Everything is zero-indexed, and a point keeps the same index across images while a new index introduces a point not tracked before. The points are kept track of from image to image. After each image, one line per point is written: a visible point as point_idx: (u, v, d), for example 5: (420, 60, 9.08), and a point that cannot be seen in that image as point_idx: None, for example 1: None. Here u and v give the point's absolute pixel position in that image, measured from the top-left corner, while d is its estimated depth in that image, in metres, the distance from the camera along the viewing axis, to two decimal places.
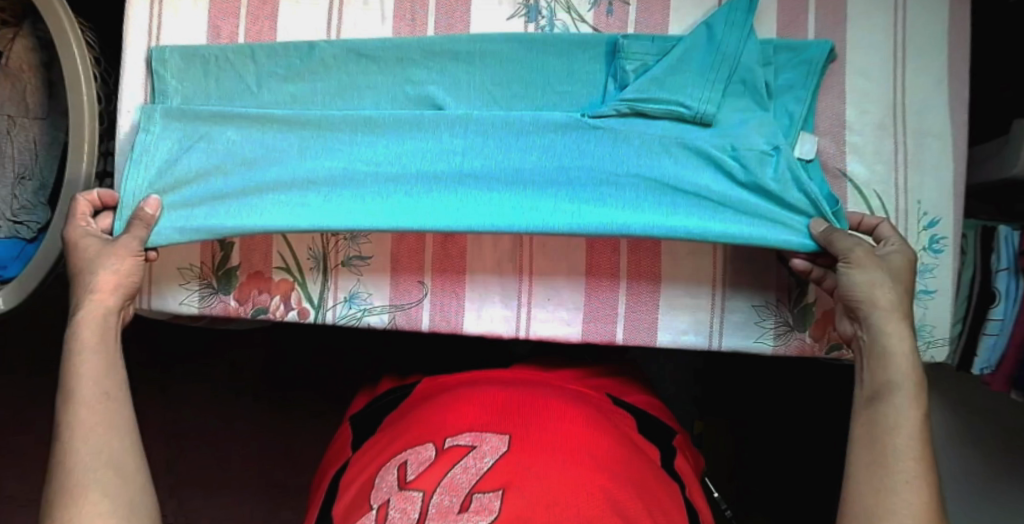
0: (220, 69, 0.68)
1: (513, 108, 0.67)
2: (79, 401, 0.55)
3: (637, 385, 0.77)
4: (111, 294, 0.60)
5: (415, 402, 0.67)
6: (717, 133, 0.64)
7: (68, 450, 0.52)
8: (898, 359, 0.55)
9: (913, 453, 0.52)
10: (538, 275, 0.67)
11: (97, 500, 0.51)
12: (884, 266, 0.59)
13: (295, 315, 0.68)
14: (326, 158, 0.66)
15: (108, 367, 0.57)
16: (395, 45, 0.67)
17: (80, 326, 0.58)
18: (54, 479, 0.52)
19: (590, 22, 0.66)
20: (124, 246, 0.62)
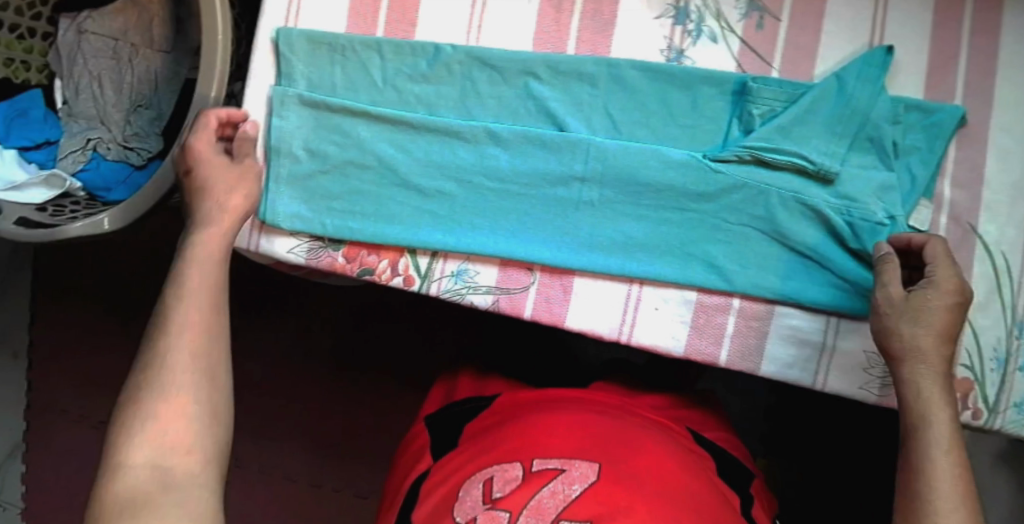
0: (348, 60, 0.66)
1: (634, 137, 0.65)
2: (184, 302, 0.54)
3: (714, 423, 0.75)
4: (231, 216, 0.60)
5: (503, 412, 0.64)
6: (836, 193, 0.64)
7: (166, 344, 0.52)
8: (927, 395, 0.55)
9: (952, 497, 0.50)
10: (648, 284, 0.67)
11: (193, 392, 0.51)
12: (920, 303, 0.58)
13: (400, 281, 0.68)
14: (450, 165, 0.66)
15: (218, 273, 0.57)
16: (522, 57, 0.65)
17: (199, 235, 0.58)
18: (144, 365, 0.51)
19: (739, 34, 0.64)
20: (246, 173, 0.63)
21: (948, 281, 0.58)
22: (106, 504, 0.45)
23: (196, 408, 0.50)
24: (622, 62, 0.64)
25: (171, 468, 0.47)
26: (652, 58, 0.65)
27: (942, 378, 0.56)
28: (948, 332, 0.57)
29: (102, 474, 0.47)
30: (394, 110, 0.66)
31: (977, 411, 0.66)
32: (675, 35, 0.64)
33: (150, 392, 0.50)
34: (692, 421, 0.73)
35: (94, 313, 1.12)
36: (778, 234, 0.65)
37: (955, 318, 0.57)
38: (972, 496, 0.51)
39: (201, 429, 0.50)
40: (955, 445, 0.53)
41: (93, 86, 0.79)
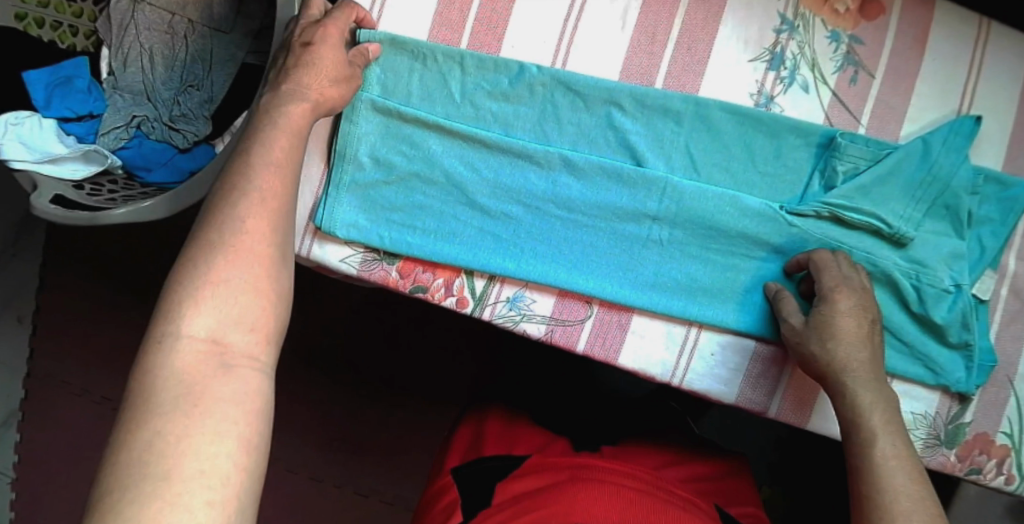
0: (426, 67, 0.63)
1: (712, 180, 0.63)
2: (262, 171, 0.48)
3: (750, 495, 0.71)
4: (326, 102, 0.55)
5: (535, 479, 0.62)
6: (908, 256, 0.63)
7: (237, 208, 0.45)
8: (867, 412, 0.55)
9: (909, 501, 0.49)
10: (708, 328, 0.65)
11: (261, 270, 0.45)
12: (822, 320, 0.58)
13: (453, 301, 0.65)
14: (517, 188, 0.63)
15: (295, 148, 0.51)
16: (606, 86, 0.62)
17: (285, 105, 0.52)
18: (208, 225, 0.45)
19: (831, 86, 0.63)
20: (354, 77, 0.58)
21: (845, 285, 0.58)
22: (154, 375, 0.40)
23: (264, 286, 0.44)
24: (709, 102, 0.62)
25: (230, 351, 0.42)
26: (741, 101, 0.63)
27: (882, 388, 0.56)
28: (863, 340, 0.57)
29: (150, 335, 0.42)
30: (466, 124, 0.63)
31: (1010, 477, 0.66)
32: (767, 80, 0.63)
33: (215, 256, 0.44)
34: (723, 494, 0.70)
35: (104, 285, 1.09)
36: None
37: (864, 323, 0.58)
38: (929, 498, 0.50)
39: (264, 311, 0.44)
40: (906, 448, 0.53)
41: (143, 60, 0.76)
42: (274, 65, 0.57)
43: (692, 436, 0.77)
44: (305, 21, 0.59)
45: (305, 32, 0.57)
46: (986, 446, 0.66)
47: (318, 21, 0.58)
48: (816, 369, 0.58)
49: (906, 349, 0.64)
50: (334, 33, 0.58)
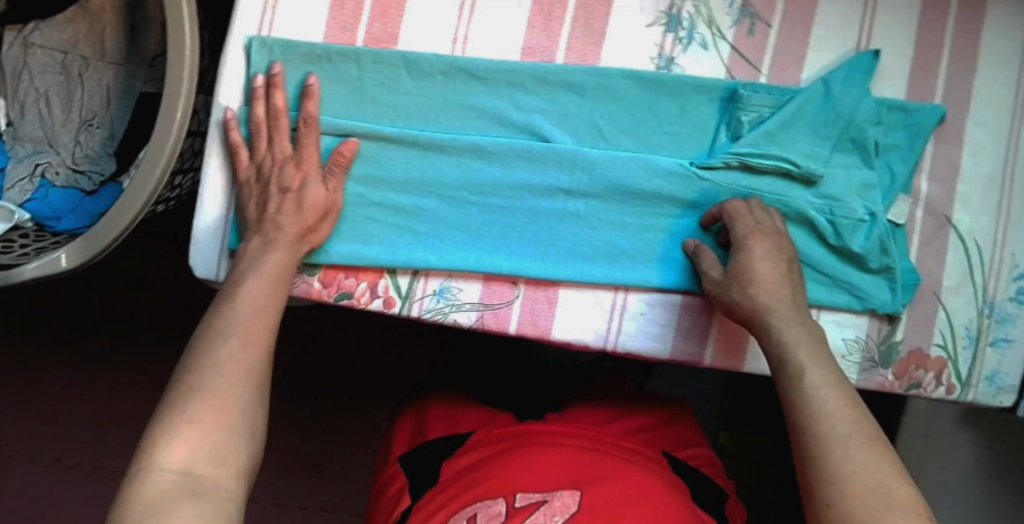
0: (325, 74, 0.65)
1: (621, 145, 0.65)
2: (241, 316, 0.55)
3: (691, 439, 0.81)
4: (309, 243, 0.63)
5: (480, 453, 0.67)
6: (819, 193, 0.65)
7: (218, 351, 0.52)
8: (791, 349, 0.55)
9: (845, 423, 0.49)
10: (634, 289, 0.67)
11: (231, 404, 0.50)
12: (738, 266, 0.60)
13: (380, 303, 0.67)
14: (433, 181, 0.65)
15: (274, 296, 0.58)
16: (508, 69, 0.64)
17: (263, 256, 0.60)
18: (191, 366, 0.52)
19: (730, 41, 0.64)
20: (331, 213, 0.64)
21: (764, 234, 0.61)
22: (132, 498, 0.44)
23: (231, 418, 0.50)
24: (610, 71, 0.64)
25: (200, 482, 0.46)
26: (643, 65, 0.64)
27: (802, 324, 0.57)
28: (781, 284, 0.60)
29: (132, 468, 0.46)
30: (372, 123, 0.65)
31: (950, 386, 0.70)
32: (666, 42, 0.64)
33: (195, 394, 0.50)
34: (666, 441, 0.79)
35: (49, 326, 1.07)
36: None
37: (783, 269, 0.60)
38: (859, 414, 0.50)
39: (230, 441, 0.49)
40: (829, 370, 0.53)
41: (40, 106, 0.74)
42: (250, 200, 0.64)
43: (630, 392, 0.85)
44: (281, 153, 0.63)
45: (284, 170, 0.62)
46: (921, 361, 0.70)
47: (296, 160, 0.63)
48: (740, 316, 0.60)
49: (826, 281, 0.67)
50: (310, 170, 0.63)
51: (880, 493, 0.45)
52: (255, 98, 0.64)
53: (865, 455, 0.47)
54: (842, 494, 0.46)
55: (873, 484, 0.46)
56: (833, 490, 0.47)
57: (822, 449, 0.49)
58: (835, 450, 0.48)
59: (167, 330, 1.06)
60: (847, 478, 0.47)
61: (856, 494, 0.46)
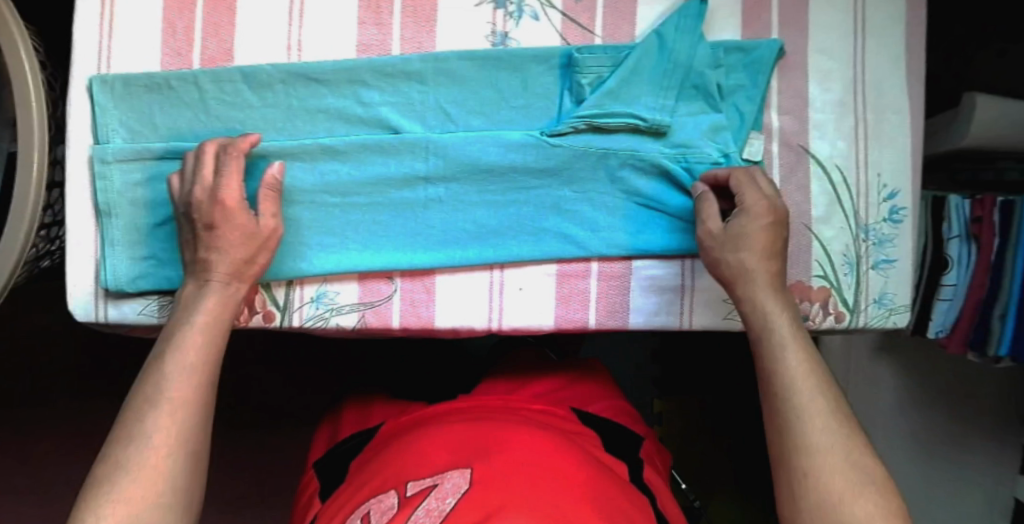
0: (168, 99, 0.65)
1: (470, 125, 0.66)
2: (172, 378, 0.53)
3: (601, 393, 0.83)
4: (247, 278, 0.61)
5: (378, 449, 0.67)
6: (670, 143, 0.67)
7: (146, 420, 0.51)
8: (777, 326, 0.57)
9: (828, 414, 0.52)
10: (508, 266, 0.69)
11: (163, 478, 0.50)
12: (738, 232, 0.61)
13: (260, 318, 0.68)
14: (292, 189, 0.66)
15: (211, 347, 0.57)
16: (345, 67, 0.64)
17: (199, 306, 0.58)
18: (120, 437, 0.51)
19: (559, 7, 0.66)
20: (265, 242, 0.61)
21: (762, 205, 0.61)
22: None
23: (161, 493, 0.49)
24: (447, 55, 0.65)
25: None
26: (478, 43, 0.65)
27: (783, 297, 0.59)
28: (770, 256, 0.60)
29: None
30: (221, 141, 0.65)
31: (838, 314, 0.72)
32: (497, 19, 0.65)
33: (123, 470, 0.49)
34: (576, 398, 0.80)
35: None
36: (649, 200, 0.68)
37: (773, 237, 0.61)
38: (834, 396, 0.53)
39: (160, 516, 0.49)
40: (805, 349, 0.56)
41: None
42: (184, 240, 0.62)
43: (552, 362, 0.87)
44: (201, 190, 0.60)
45: (205, 208, 0.60)
46: (804, 293, 0.71)
47: (213, 194, 0.59)
48: (722, 276, 0.61)
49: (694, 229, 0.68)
50: (232, 205, 0.60)
51: (851, 476, 0.50)
52: (202, 152, 0.61)
53: (848, 449, 0.51)
54: (820, 473, 0.50)
55: (843, 469, 0.50)
56: (812, 470, 0.51)
57: (800, 429, 0.52)
58: (812, 432, 0.52)
59: (104, 381, 1.09)
60: (823, 460, 0.51)
61: (832, 475, 0.50)
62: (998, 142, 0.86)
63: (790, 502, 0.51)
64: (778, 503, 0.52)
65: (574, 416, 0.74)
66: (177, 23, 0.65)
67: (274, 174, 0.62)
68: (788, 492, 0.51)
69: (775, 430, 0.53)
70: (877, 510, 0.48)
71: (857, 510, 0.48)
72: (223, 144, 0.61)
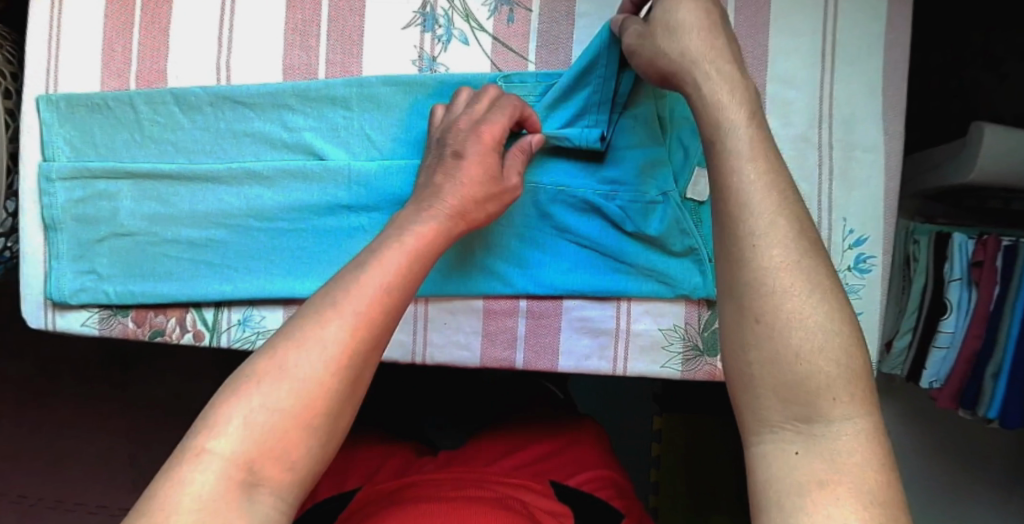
0: (107, 118, 0.66)
1: (394, 154, 0.64)
2: (363, 288, 0.47)
3: (598, 461, 0.66)
4: (464, 223, 0.55)
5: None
6: (603, 178, 0.64)
7: (325, 329, 0.45)
8: (730, 135, 0.47)
9: (793, 256, 0.43)
10: (434, 301, 0.66)
11: (319, 396, 0.43)
12: (664, 15, 0.53)
13: (190, 337, 0.67)
14: (216, 210, 0.65)
15: (415, 269, 0.50)
16: (270, 91, 0.64)
17: (410, 224, 0.52)
18: (292, 337, 0.45)
19: (490, 31, 0.64)
20: (501, 194, 0.57)
21: None
22: (178, 490, 0.40)
23: (313, 410, 0.43)
24: (371, 80, 0.63)
25: (261, 483, 0.42)
26: (405, 68, 0.64)
27: (733, 76, 0.50)
28: (713, 36, 0.51)
29: (186, 437, 0.42)
30: (155, 162, 0.66)
31: None
32: (425, 42, 0.64)
33: (287, 375, 0.43)
34: (564, 469, 0.64)
35: None
36: (582, 238, 0.64)
37: (709, 15, 0.52)
38: (803, 224, 0.44)
39: (305, 437, 0.43)
40: (766, 161, 0.46)
41: None
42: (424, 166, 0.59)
43: (557, 405, 0.75)
44: (466, 118, 0.58)
45: (461, 137, 0.57)
46: None
47: (475, 124, 0.57)
48: (666, 70, 0.52)
49: (629, 270, 0.64)
50: (487, 142, 0.56)
51: (821, 325, 0.42)
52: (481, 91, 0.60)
53: (817, 302, 0.42)
54: (782, 318, 0.42)
55: (812, 318, 0.42)
56: (773, 314, 0.42)
57: (757, 261, 0.43)
58: (776, 271, 0.43)
59: (70, 388, 1.07)
60: (789, 304, 0.42)
61: (798, 323, 0.42)
62: (1006, 178, 0.78)
63: (740, 350, 0.43)
64: (724, 348, 0.44)
65: (553, 492, 0.58)
66: (116, 45, 0.66)
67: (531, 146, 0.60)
68: (738, 336, 0.43)
69: (728, 263, 0.44)
70: (841, 365, 0.41)
71: (817, 366, 0.41)
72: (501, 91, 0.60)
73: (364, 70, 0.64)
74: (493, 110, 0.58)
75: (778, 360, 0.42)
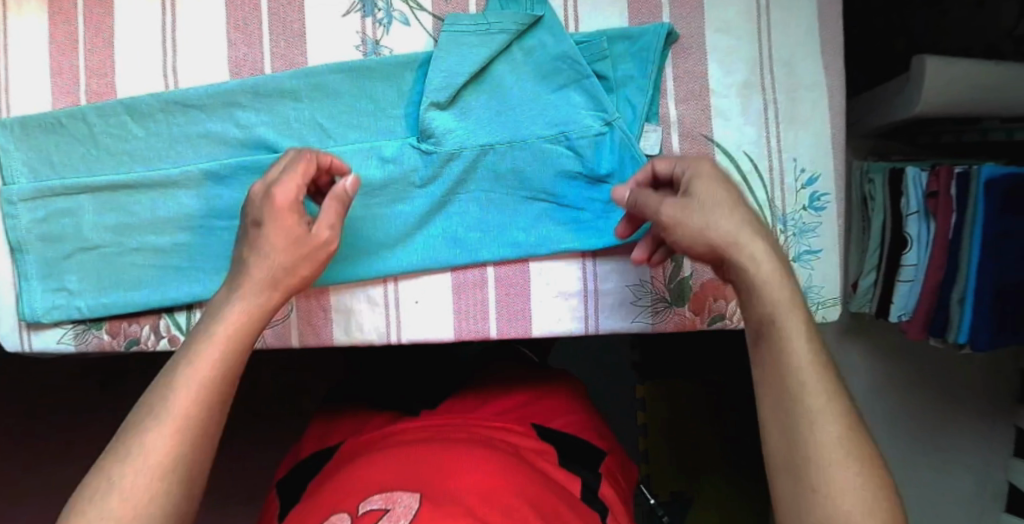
0: (61, 136, 0.66)
1: (347, 139, 0.65)
2: (179, 394, 0.49)
3: (574, 403, 0.70)
4: (280, 291, 0.56)
5: (323, 475, 0.57)
6: (549, 127, 0.65)
7: (147, 438, 0.47)
8: (771, 289, 0.50)
9: (835, 406, 0.47)
10: (402, 279, 0.66)
11: (145, 491, 0.46)
12: (681, 215, 0.53)
13: (167, 342, 0.68)
14: (177, 213, 0.66)
15: (231, 361, 0.52)
16: (218, 90, 0.65)
17: (221, 318, 0.53)
18: (119, 451, 0.47)
19: (429, 9, 0.65)
20: (312, 252, 0.56)
21: (699, 171, 0.55)
22: None
23: (147, 500, 0.46)
24: (318, 69, 0.65)
25: None
26: (348, 53, 0.65)
27: (765, 237, 0.51)
28: (744, 219, 0.52)
29: None
30: (112, 174, 0.66)
31: None
32: (366, 26, 0.65)
33: (113, 484, 0.46)
34: (544, 411, 0.67)
35: None
36: (537, 192, 0.66)
37: (735, 198, 0.53)
38: (842, 392, 0.48)
39: None
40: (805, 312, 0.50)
41: None
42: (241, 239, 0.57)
43: (528, 359, 0.79)
44: (259, 185, 0.57)
45: (258, 205, 0.56)
46: (718, 292, 0.67)
47: (267, 193, 0.56)
48: (703, 256, 0.53)
49: (587, 211, 0.66)
50: (286, 204, 0.55)
51: (857, 503, 0.44)
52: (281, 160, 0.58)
53: (858, 454, 0.46)
54: (822, 465, 0.45)
55: (847, 492, 0.45)
56: (814, 458, 0.46)
57: (803, 403, 0.47)
58: (820, 428, 0.46)
59: (61, 414, 1.07)
60: (825, 446, 0.46)
61: (834, 483, 0.45)
62: (955, 109, 0.80)
63: (784, 469, 0.47)
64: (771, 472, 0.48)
65: (535, 433, 0.62)
66: (62, 60, 0.66)
67: (346, 187, 0.58)
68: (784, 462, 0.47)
69: (778, 394, 0.48)
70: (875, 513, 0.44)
71: (853, 509, 0.44)
72: (299, 151, 0.58)
73: (310, 60, 0.65)
74: (287, 171, 0.56)
75: (818, 499, 0.45)
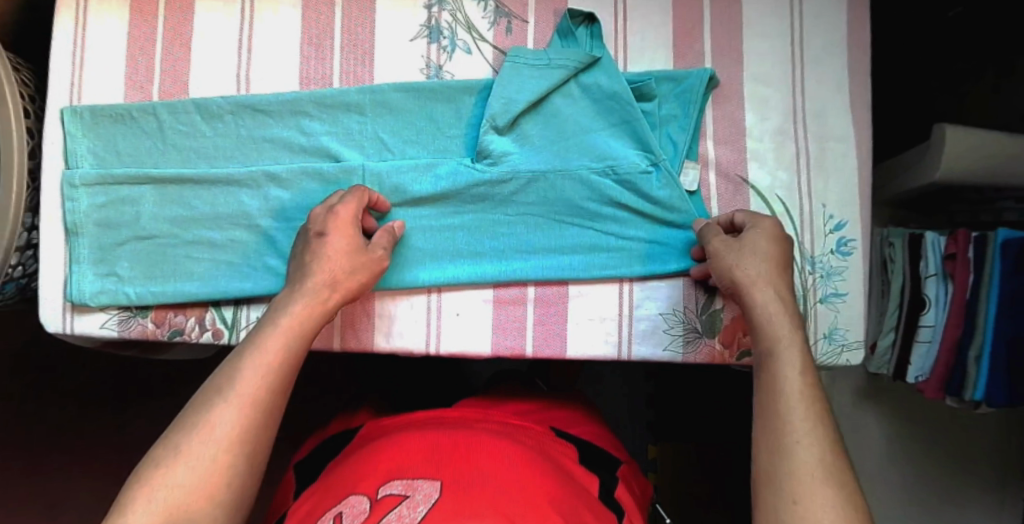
0: (132, 130, 0.69)
1: (406, 155, 0.69)
2: (247, 374, 0.53)
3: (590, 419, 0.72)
4: (337, 294, 0.60)
5: (344, 454, 0.62)
6: (597, 159, 0.68)
7: (214, 411, 0.51)
8: (778, 324, 0.57)
9: (814, 432, 0.51)
10: (446, 291, 0.68)
11: (213, 460, 0.50)
12: (720, 250, 0.61)
13: (210, 335, 0.69)
14: (233, 210, 0.68)
15: (292, 349, 0.56)
16: (286, 98, 0.69)
17: (284, 311, 0.58)
18: (187, 426, 0.51)
19: (490, 41, 0.70)
20: (367, 263, 0.61)
21: (765, 222, 0.62)
22: None
23: (216, 469, 0.49)
24: (382, 87, 0.69)
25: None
26: (413, 75, 0.70)
27: (783, 286, 0.59)
28: (778, 267, 0.60)
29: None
30: (176, 169, 0.69)
31: None
32: (431, 52, 0.70)
33: (183, 454, 0.49)
34: (563, 419, 0.70)
35: None
36: (583, 218, 0.69)
37: (782, 252, 0.61)
38: (827, 413, 0.52)
39: (209, 498, 0.49)
40: (801, 349, 0.55)
41: None
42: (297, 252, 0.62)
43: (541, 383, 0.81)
44: (321, 207, 0.63)
45: (319, 221, 0.62)
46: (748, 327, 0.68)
47: (331, 208, 0.62)
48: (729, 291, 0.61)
49: (630, 240, 0.68)
50: (344, 219, 0.61)
51: (844, 510, 0.47)
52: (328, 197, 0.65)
53: (838, 475, 0.49)
54: (800, 488, 0.48)
55: (832, 497, 0.48)
56: (794, 479, 0.49)
57: (784, 422, 0.51)
58: (802, 450, 0.50)
59: (67, 415, 1.06)
60: (802, 465, 0.49)
61: (814, 502, 0.47)
62: (970, 175, 0.84)
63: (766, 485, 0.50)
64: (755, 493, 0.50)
65: (553, 431, 0.65)
66: (139, 56, 0.70)
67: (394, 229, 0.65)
68: (769, 485, 0.50)
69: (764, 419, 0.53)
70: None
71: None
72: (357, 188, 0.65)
73: (376, 78, 0.70)
74: (344, 197, 0.63)
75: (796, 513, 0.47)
